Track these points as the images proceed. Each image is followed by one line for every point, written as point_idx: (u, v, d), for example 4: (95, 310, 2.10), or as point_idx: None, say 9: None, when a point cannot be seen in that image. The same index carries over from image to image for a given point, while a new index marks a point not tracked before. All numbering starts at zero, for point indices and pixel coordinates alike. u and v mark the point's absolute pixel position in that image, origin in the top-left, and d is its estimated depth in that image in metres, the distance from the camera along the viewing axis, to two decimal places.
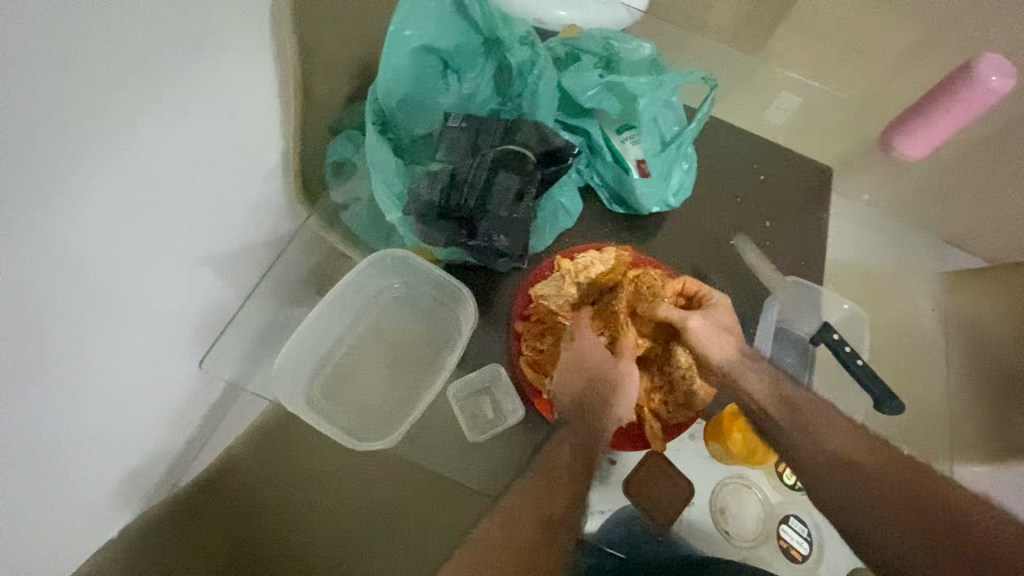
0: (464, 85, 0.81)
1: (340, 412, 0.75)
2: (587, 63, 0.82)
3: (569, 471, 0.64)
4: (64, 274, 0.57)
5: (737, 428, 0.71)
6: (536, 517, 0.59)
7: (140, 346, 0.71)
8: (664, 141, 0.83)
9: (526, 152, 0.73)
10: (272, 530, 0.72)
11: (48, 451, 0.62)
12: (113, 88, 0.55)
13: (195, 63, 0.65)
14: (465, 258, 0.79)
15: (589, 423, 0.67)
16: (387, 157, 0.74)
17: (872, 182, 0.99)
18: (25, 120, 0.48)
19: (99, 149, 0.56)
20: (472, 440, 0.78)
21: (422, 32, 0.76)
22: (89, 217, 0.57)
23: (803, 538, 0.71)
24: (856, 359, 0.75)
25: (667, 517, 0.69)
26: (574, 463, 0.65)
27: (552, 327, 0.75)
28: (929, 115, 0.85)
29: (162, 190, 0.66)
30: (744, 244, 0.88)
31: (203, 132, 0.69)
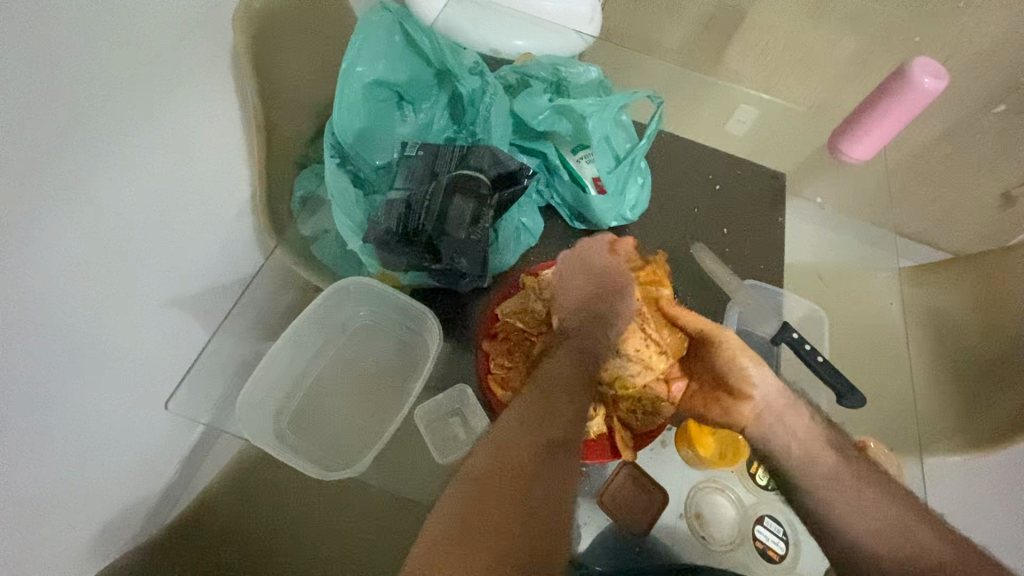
0: (420, 116, 0.86)
1: (309, 443, 0.75)
2: (537, 87, 0.86)
3: (574, 394, 0.61)
4: (34, 317, 0.57)
5: (707, 432, 0.73)
6: (537, 442, 0.54)
7: (110, 394, 0.69)
8: (618, 157, 0.87)
9: (479, 175, 0.75)
10: (254, 554, 0.75)
11: (16, 508, 0.60)
12: (73, 136, 0.57)
13: (157, 106, 0.67)
14: (428, 281, 0.81)
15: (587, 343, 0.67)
16: (347, 188, 0.78)
17: (829, 184, 1.00)
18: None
19: (64, 195, 0.57)
20: (442, 463, 0.75)
21: (374, 67, 0.81)
22: (58, 261, 0.58)
23: (779, 538, 0.73)
24: (816, 356, 0.79)
25: (644, 524, 0.70)
26: (579, 382, 0.62)
27: (519, 344, 0.76)
28: (870, 120, 0.89)
29: (127, 234, 0.66)
30: (701, 251, 0.89)
31: (169, 173, 0.71)
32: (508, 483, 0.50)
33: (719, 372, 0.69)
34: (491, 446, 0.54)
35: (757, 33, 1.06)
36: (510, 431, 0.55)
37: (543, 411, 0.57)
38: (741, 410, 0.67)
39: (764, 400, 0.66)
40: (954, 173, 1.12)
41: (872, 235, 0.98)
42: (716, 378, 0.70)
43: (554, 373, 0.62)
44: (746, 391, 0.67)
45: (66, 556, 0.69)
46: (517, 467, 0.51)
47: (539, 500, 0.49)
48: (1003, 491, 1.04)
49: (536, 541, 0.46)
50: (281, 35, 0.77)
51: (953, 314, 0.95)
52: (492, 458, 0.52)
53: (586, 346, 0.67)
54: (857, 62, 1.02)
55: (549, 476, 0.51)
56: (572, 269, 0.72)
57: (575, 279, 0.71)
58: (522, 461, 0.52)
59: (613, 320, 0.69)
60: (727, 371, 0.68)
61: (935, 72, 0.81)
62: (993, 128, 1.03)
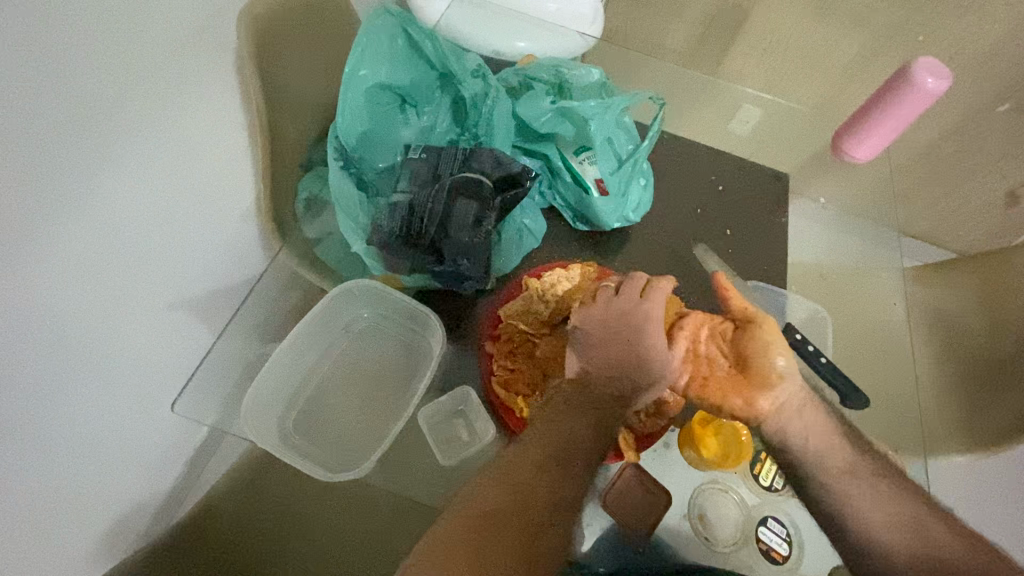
0: (423, 118, 0.86)
1: (314, 445, 0.76)
2: (540, 90, 0.86)
3: (585, 462, 0.60)
4: (41, 319, 0.58)
5: (710, 433, 0.74)
6: (546, 503, 0.56)
7: (116, 395, 0.70)
8: (620, 159, 0.88)
9: (482, 178, 0.76)
10: (258, 553, 0.76)
11: (23, 503, 0.60)
12: (80, 141, 0.58)
13: (164, 110, 0.68)
14: (432, 283, 0.81)
15: (608, 403, 0.65)
16: (350, 190, 0.79)
17: (834, 184, 0.99)
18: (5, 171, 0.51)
19: (73, 194, 0.58)
20: (444, 464, 0.75)
21: (378, 72, 0.82)
22: (64, 264, 0.59)
23: (782, 539, 0.73)
24: (818, 358, 0.77)
25: (647, 526, 0.70)
26: (594, 448, 0.62)
27: (523, 346, 0.77)
28: (872, 120, 0.89)
29: (135, 236, 0.67)
30: (705, 253, 0.89)
31: (175, 176, 0.72)
32: (515, 538, 0.52)
33: (743, 355, 0.62)
34: (504, 488, 0.56)
35: (759, 34, 1.06)
36: (520, 479, 0.57)
37: (554, 469, 0.59)
38: (761, 400, 0.61)
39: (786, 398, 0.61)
40: (959, 172, 1.12)
41: (876, 234, 0.98)
42: (736, 362, 0.63)
43: (569, 431, 0.62)
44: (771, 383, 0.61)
45: (72, 554, 0.70)
46: (526, 526, 0.54)
47: (540, 549, 0.53)
48: (1007, 492, 1.03)
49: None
50: (286, 38, 0.78)
51: (958, 313, 0.95)
52: (504, 503, 0.55)
53: (612, 411, 0.64)
54: (860, 62, 1.02)
55: (550, 536, 0.54)
56: (608, 325, 0.66)
57: (610, 338, 0.65)
58: (531, 508, 0.55)
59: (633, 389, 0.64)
60: (756, 355, 0.62)
61: (935, 70, 0.81)
62: (997, 127, 1.03)
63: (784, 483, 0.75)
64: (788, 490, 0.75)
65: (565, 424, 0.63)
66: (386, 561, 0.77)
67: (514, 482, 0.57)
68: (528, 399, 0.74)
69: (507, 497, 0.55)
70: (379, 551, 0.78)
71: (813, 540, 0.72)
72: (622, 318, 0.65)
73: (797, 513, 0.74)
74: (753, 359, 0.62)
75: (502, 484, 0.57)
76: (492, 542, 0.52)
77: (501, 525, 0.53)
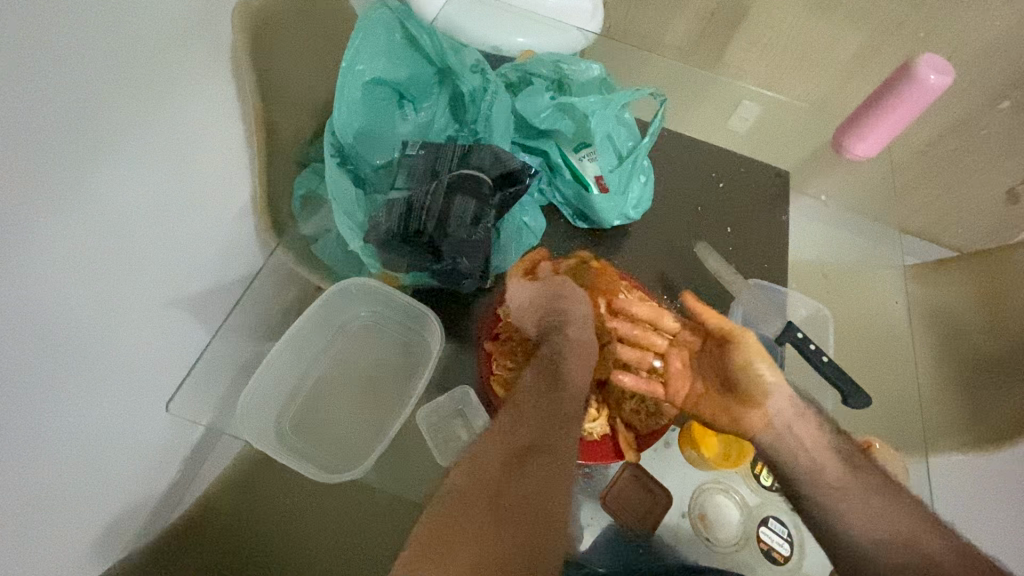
0: (421, 114, 0.85)
1: (313, 445, 0.75)
2: (539, 86, 0.85)
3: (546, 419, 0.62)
4: (36, 321, 0.57)
5: (712, 433, 0.73)
6: (505, 454, 0.57)
7: (112, 396, 0.69)
8: (621, 155, 0.86)
9: (481, 174, 0.75)
10: (256, 553, 0.76)
11: (20, 507, 0.60)
12: (74, 139, 0.57)
13: (159, 107, 0.67)
14: (431, 280, 0.80)
15: (559, 367, 0.69)
16: (347, 187, 0.78)
17: (834, 181, 0.99)
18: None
19: (71, 195, 0.58)
20: (443, 462, 0.74)
21: (375, 65, 0.81)
22: (58, 264, 0.58)
23: (784, 539, 0.72)
24: (820, 355, 0.78)
25: (647, 527, 0.70)
26: (549, 399, 0.65)
27: (522, 345, 0.76)
28: (874, 117, 0.88)
29: (130, 235, 0.66)
30: (704, 249, 0.89)
31: (170, 173, 0.71)
32: (478, 497, 0.52)
33: (730, 374, 0.71)
34: (465, 466, 0.57)
35: (760, 30, 1.05)
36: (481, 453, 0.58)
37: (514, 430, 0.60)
38: (749, 416, 0.69)
39: (774, 410, 0.68)
40: (959, 169, 1.11)
41: (877, 232, 0.97)
42: (725, 381, 0.72)
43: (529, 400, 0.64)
44: (758, 398, 0.69)
45: (68, 556, 0.69)
46: (488, 482, 0.53)
47: (510, 503, 0.52)
48: (1006, 490, 1.03)
49: (516, 545, 0.48)
50: (282, 35, 0.77)
51: (960, 311, 0.94)
52: (468, 475, 0.55)
53: (559, 364, 0.69)
54: (861, 58, 1.01)
55: (520, 481, 0.54)
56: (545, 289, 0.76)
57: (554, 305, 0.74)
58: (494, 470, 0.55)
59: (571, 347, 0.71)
60: (744, 373, 0.70)
61: (939, 69, 0.81)
62: (998, 124, 1.02)
63: None
64: None
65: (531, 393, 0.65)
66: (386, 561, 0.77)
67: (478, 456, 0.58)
68: None
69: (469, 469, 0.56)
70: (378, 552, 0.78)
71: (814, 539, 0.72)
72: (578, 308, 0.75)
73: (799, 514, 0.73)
74: (738, 374, 0.70)
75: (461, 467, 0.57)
76: (460, 508, 0.51)
77: (467, 493, 0.52)
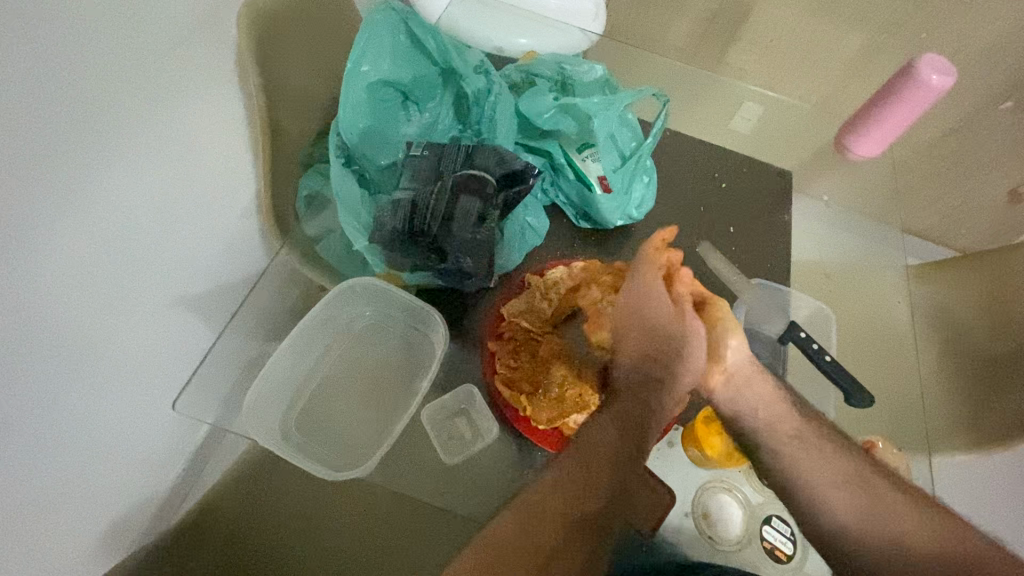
0: (425, 114, 0.85)
1: (317, 444, 0.75)
2: (542, 86, 0.86)
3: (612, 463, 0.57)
4: (45, 318, 0.58)
5: (715, 432, 0.73)
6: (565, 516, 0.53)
7: (116, 394, 0.70)
8: (623, 156, 0.86)
9: (484, 175, 0.76)
10: (260, 551, 0.76)
11: (23, 504, 0.60)
12: (81, 139, 0.57)
13: (164, 107, 0.67)
14: (435, 280, 0.81)
15: (641, 409, 0.61)
16: (351, 188, 0.79)
17: (836, 181, 0.99)
18: (8, 170, 0.51)
19: (75, 195, 0.58)
20: (449, 462, 0.75)
21: (379, 66, 0.82)
22: (65, 261, 0.58)
23: (786, 538, 0.72)
24: (824, 356, 0.77)
25: (651, 525, 0.69)
26: (619, 451, 0.58)
27: (525, 345, 0.76)
28: (875, 116, 0.88)
29: (137, 234, 0.67)
30: (706, 247, 0.89)
31: (176, 173, 0.71)
32: (523, 564, 0.50)
33: None
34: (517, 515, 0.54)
35: (761, 31, 1.05)
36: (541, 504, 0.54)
37: (579, 481, 0.56)
38: (712, 372, 0.60)
39: (732, 364, 0.60)
40: (961, 168, 1.11)
41: (879, 232, 0.97)
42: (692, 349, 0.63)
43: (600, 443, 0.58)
44: (717, 357, 0.60)
45: (72, 553, 0.69)
46: (539, 546, 0.51)
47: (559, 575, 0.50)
48: (1007, 491, 1.03)
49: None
50: (287, 35, 0.77)
51: (962, 312, 0.94)
52: (518, 526, 0.53)
53: (638, 410, 0.61)
54: (862, 59, 1.02)
55: (569, 555, 0.52)
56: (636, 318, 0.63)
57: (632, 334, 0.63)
58: (551, 534, 0.52)
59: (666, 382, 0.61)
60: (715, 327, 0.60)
61: (940, 67, 0.81)
62: (998, 125, 1.03)
63: None
64: None
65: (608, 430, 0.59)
66: (388, 559, 0.78)
67: (536, 506, 0.54)
68: (529, 398, 0.73)
69: (524, 526, 0.53)
70: (380, 550, 0.78)
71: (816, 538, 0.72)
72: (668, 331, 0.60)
73: None
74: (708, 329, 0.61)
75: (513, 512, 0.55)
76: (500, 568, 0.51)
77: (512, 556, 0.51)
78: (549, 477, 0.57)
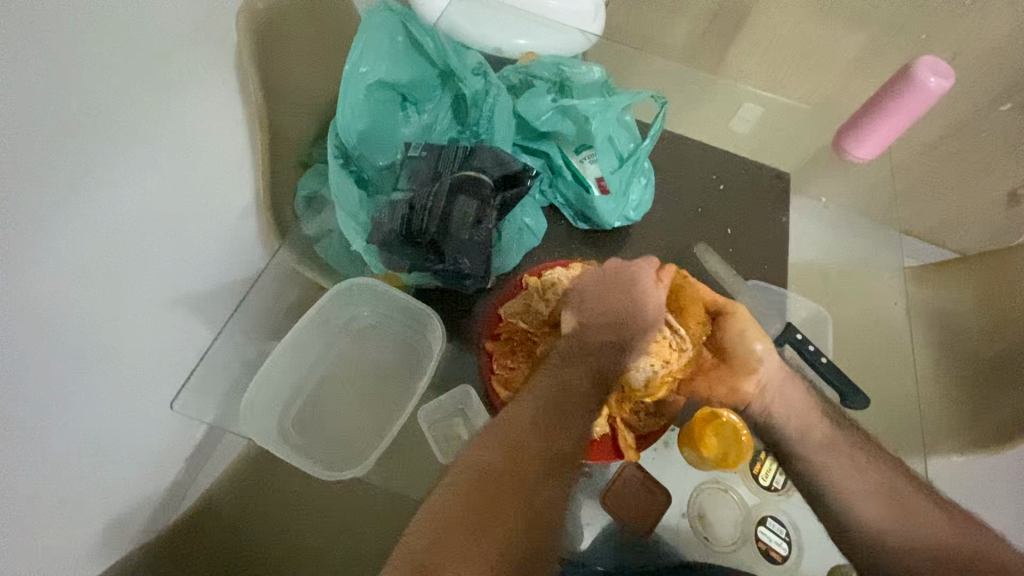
0: (423, 116, 0.85)
1: (314, 444, 0.75)
2: (541, 88, 0.86)
3: (584, 407, 0.65)
4: (43, 314, 0.58)
5: (710, 432, 0.74)
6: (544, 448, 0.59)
7: (114, 393, 0.70)
8: (622, 158, 0.87)
9: (482, 176, 0.76)
10: (258, 550, 0.76)
11: (18, 501, 0.60)
12: (78, 136, 0.58)
13: (164, 105, 0.68)
14: (432, 282, 0.81)
15: (610, 360, 0.70)
16: (349, 188, 0.79)
17: (835, 183, 0.99)
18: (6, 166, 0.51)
19: (70, 193, 0.58)
20: (444, 463, 0.74)
21: (378, 68, 0.82)
22: (64, 258, 0.59)
23: (781, 539, 0.73)
24: (818, 357, 0.80)
25: (647, 523, 0.71)
26: (590, 395, 0.66)
27: (523, 346, 0.77)
28: (874, 116, 0.88)
29: (136, 231, 0.67)
30: (704, 251, 0.90)
31: (176, 170, 0.72)
32: (510, 484, 0.54)
33: (723, 345, 0.73)
34: (499, 440, 0.58)
35: (761, 32, 1.06)
36: (523, 431, 0.59)
37: (553, 417, 0.62)
38: (745, 384, 0.72)
39: (767, 376, 0.71)
40: (959, 171, 1.12)
41: (877, 234, 0.97)
42: (717, 352, 0.74)
43: (566, 380, 0.66)
44: (752, 365, 0.72)
45: (70, 550, 0.69)
46: (521, 465, 0.56)
47: (541, 501, 0.55)
48: (1007, 493, 1.03)
49: (528, 548, 0.51)
50: (286, 37, 0.78)
51: (959, 316, 0.95)
52: (500, 459, 0.56)
53: (605, 359, 0.70)
54: (861, 61, 1.02)
55: (550, 486, 0.57)
56: (607, 286, 0.74)
57: (608, 297, 0.73)
58: (531, 461, 0.57)
59: (629, 341, 0.71)
60: (736, 343, 0.73)
61: (938, 69, 0.82)
62: (996, 127, 1.03)
63: (784, 482, 0.74)
64: (788, 490, 0.74)
65: (570, 365, 0.68)
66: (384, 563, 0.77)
67: (519, 426, 0.60)
68: None
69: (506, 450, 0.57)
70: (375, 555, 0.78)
71: (812, 539, 0.73)
72: (622, 281, 0.74)
73: (795, 513, 0.73)
74: (734, 346, 0.73)
75: (494, 440, 0.58)
76: (489, 496, 0.52)
77: (500, 480, 0.54)
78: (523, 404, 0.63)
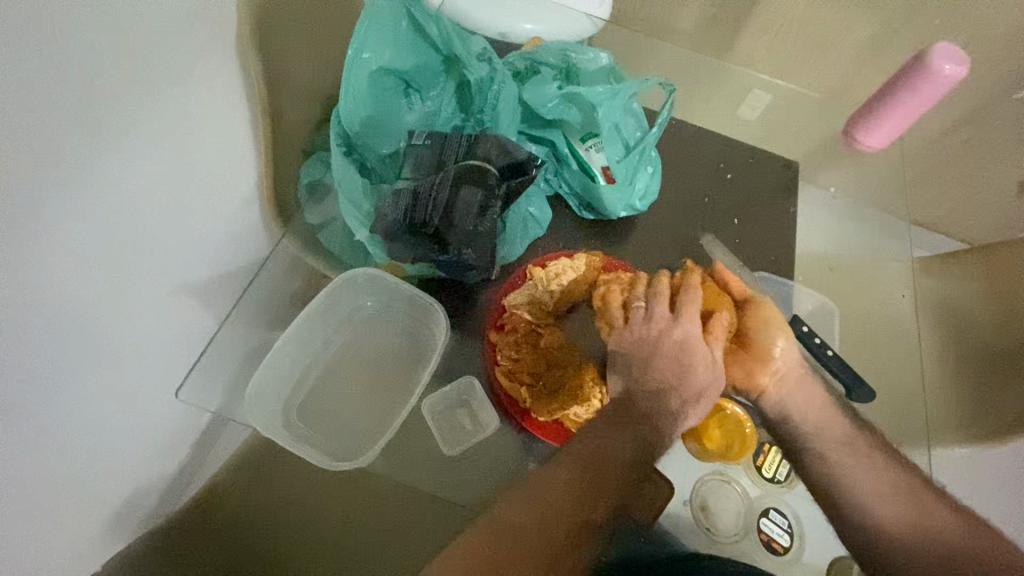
0: (427, 104, 0.84)
1: (317, 433, 0.76)
2: (546, 75, 0.85)
3: (622, 476, 0.63)
4: (45, 305, 0.57)
5: (714, 424, 0.76)
6: (573, 524, 0.59)
7: (117, 382, 0.70)
8: (628, 146, 0.86)
9: (487, 166, 0.75)
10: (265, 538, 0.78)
11: (27, 492, 0.61)
12: (77, 125, 0.57)
13: (163, 92, 0.66)
14: (436, 271, 0.81)
15: (657, 436, 0.65)
16: (352, 178, 0.78)
17: (843, 174, 0.97)
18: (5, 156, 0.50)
19: (64, 185, 0.56)
20: (450, 453, 0.76)
21: (381, 54, 0.81)
22: (64, 248, 0.58)
23: (783, 530, 0.73)
24: (825, 350, 0.78)
25: (649, 514, 0.69)
26: (629, 471, 0.63)
27: (525, 336, 0.76)
28: (886, 105, 0.86)
29: (137, 222, 0.67)
30: (711, 242, 0.89)
31: (176, 159, 0.71)
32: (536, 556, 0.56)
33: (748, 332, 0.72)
34: (528, 504, 0.60)
35: (771, 18, 1.03)
36: (549, 498, 0.60)
37: (585, 487, 0.61)
38: (762, 375, 0.71)
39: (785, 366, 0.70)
40: (970, 160, 1.10)
41: (886, 224, 0.96)
42: (740, 340, 0.72)
43: (608, 450, 0.63)
44: (772, 356, 0.71)
45: (76, 536, 0.70)
46: (550, 543, 0.57)
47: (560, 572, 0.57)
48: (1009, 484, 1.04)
49: None
50: (287, 23, 0.76)
51: (969, 307, 0.94)
52: (529, 520, 0.58)
53: (651, 428, 0.65)
54: (873, 48, 1.00)
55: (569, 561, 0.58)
56: (651, 357, 0.67)
57: (659, 360, 0.67)
58: (559, 538, 0.58)
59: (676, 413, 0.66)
60: (761, 333, 0.71)
61: (955, 55, 0.79)
62: (1009, 116, 1.01)
63: (787, 474, 0.75)
64: (789, 481, 0.75)
65: (612, 434, 0.65)
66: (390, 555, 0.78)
67: (547, 496, 0.60)
68: (530, 387, 0.74)
69: (533, 516, 0.58)
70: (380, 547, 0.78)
71: (813, 530, 0.73)
72: (674, 349, 0.67)
73: (797, 505, 0.74)
74: (757, 335, 0.71)
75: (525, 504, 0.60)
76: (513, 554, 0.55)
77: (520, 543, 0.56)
78: (558, 471, 0.62)
